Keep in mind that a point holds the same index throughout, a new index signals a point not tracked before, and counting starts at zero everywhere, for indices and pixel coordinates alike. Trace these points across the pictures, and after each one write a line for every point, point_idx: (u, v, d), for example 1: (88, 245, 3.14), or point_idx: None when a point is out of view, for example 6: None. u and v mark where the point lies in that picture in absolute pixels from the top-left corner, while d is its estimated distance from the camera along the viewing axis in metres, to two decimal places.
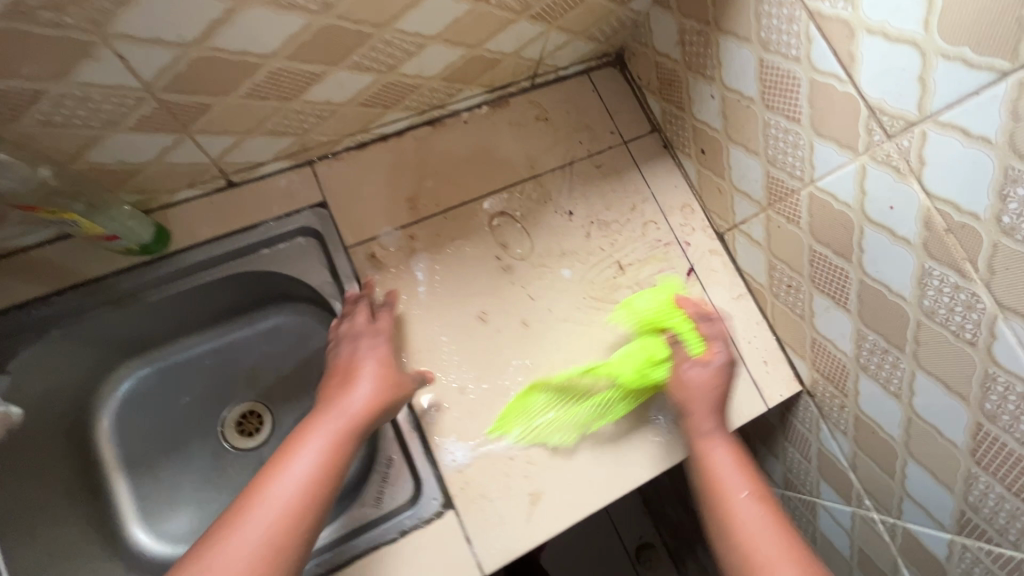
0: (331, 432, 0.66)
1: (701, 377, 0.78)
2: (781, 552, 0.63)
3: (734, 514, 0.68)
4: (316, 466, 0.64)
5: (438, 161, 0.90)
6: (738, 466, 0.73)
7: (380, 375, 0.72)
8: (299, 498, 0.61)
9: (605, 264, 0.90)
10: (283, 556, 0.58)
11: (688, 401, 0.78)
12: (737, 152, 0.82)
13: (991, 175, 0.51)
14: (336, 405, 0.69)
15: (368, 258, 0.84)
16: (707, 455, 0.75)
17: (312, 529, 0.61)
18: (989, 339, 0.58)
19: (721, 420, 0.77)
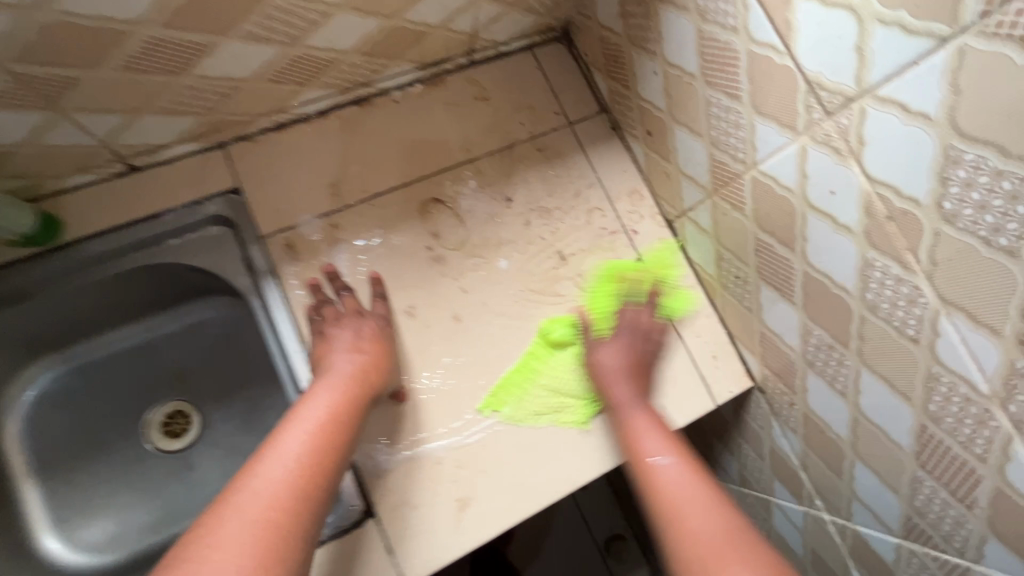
0: (336, 392, 0.68)
1: (614, 353, 0.78)
2: (705, 507, 0.63)
3: (657, 476, 0.68)
4: (323, 422, 0.65)
5: (365, 143, 0.83)
6: (656, 429, 0.72)
7: (377, 342, 0.74)
8: (310, 451, 0.63)
9: (545, 254, 0.84)
10: (303, 503, 0.59)
11: (602, 378, 0.77)
12: (681, 134, 0.76)
13: (931, 154, 0.46)
14: (335, 370, 0.70)
15: (286, 249, 0.78)
16: (624, 421, 0.74)
17: (327, 480, 0.62)
18: (932, 337, 0.53)
19: (634, 386, 0.76)
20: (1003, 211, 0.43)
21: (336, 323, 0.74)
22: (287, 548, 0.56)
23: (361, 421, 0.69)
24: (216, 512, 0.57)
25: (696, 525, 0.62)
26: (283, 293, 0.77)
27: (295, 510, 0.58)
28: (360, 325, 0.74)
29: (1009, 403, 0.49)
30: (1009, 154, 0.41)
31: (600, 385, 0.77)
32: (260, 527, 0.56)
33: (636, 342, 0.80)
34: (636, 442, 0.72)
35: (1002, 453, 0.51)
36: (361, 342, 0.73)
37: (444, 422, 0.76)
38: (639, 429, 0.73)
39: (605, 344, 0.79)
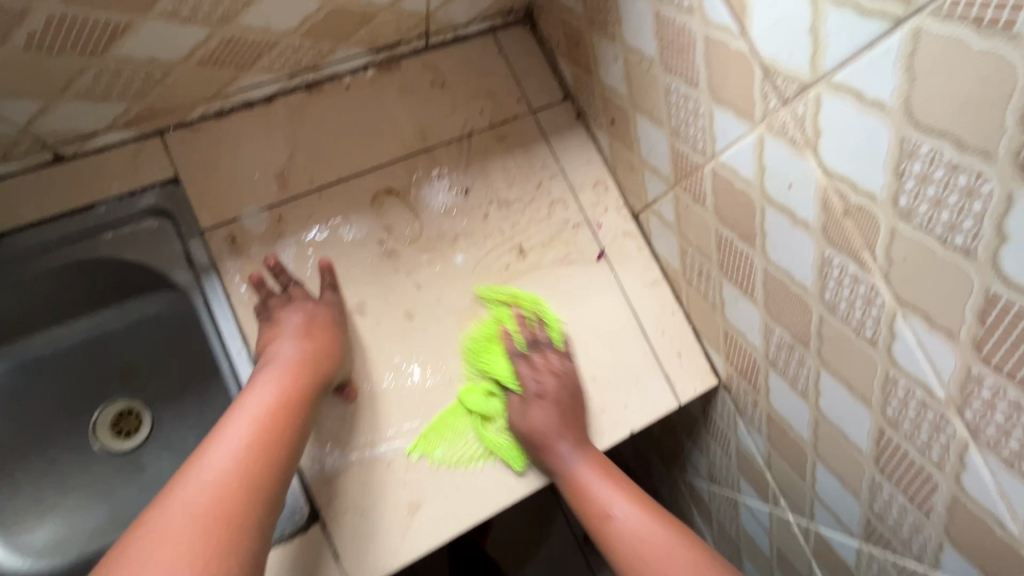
0: (284, 378, 0.63)
1: (544, 410, 0.73)
2: (671, 551, 0.64)
3: (617, 527, 0.68)
4: (272, 407, 0.60)
5: (314, 132, 0.79)
6: (605, 480, 0.72)
7: (330, 327, 0.70)
8: (259, 438, 0.57)
9: (503, 249, 0.81)
10: (255, 495, 0.54)
11: (535, 438, 0.72)
12: (643, 122, 0.73)
13: (886, 145, 0.43)
14: (282, 357, 0.66)
15: (228, 242, 0.74)
16: (571, 477, 0.71)
17: (280, 469, 0.57)
18: (890, 338, 0.50)
19: (574, 439, 0.73)
20: (958, 208, 0.40)
21: (285, 310, 0.70)
22: (239, 544, 0.50)
23: (314, 407, 0.64)
24: (152, 514, 0.50)
25: (668, 573, 0.63)
26: (225, 289, 0.73)
27: (246, 502, 0.53)
28: (312, 310, 0.70)
29: (965, 409, 0.47)
30: (963, 145, 0.38)
31: (534, 444, 0.72)
32: (208, 521, 0.49)
33: (561, 392, 0.74)
34: (587, 496, 0.71)
35: (958, 460, 0.49)
36: (311, 329, 0.68)
37: (395, 424, 0.73)
38: (587, 482, 0.71)
39: (529, 406, 0.74)
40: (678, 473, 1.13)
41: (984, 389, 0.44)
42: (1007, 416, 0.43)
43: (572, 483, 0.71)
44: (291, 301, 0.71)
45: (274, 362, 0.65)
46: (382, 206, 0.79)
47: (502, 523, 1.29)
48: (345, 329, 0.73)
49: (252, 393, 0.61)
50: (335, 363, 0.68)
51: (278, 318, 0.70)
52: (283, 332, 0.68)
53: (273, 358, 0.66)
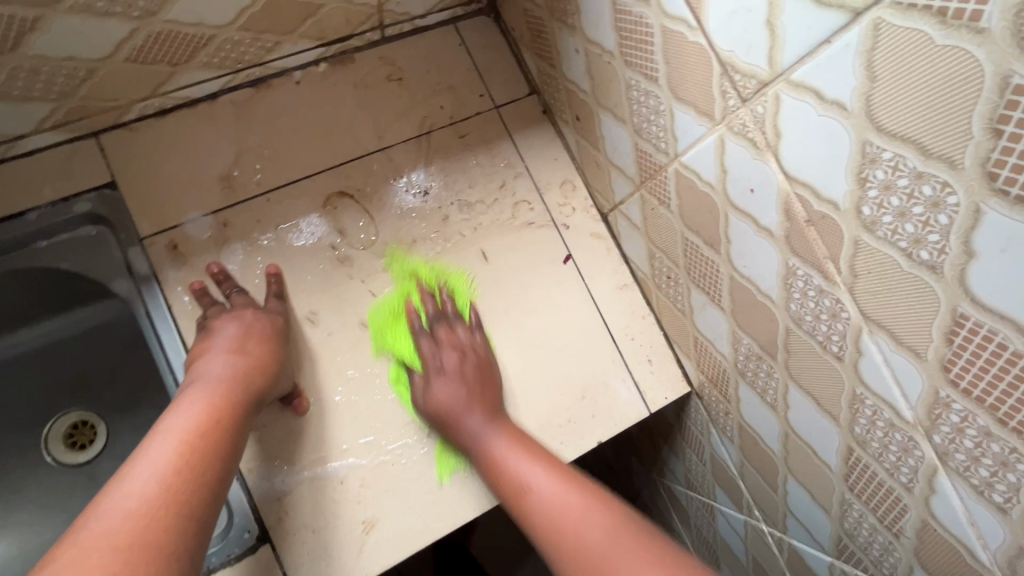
0: (212, 396, 0.59)
1: (447, 386, 0.70)
2: (589, 514, 0.61)
3: (533, 497, 0.64)
4: (199, 428, 0.56)
5: (262, 131, 0.75)
6: (520, 451, 0.66)
7: (266, 338, 0.66)
8: (186, 462, 0.53)
9: (465, 252, 0.77)
10: (184, 517, 0.50)
11: (440, 413, 0.70)
12: (606, 119, 0.69)
13: (847, 149, 0.39)
14: (210, 376, 0.62)
15: (170, 249, 0.70)
16: (484, 451, 0.67)
17: (210, 495, 0.53)
18: (856, 355, 0.47)
19: (483, 409, 0.69)
20: (923, 220, 0.36)
21: (219, 321, 0.67)
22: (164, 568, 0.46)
23: (246, 427, 0.60)
24: (59, 553, 0.44)
25: (586, 543, 0.59)
26: (167, 299, 0.69)
27: (173, 531, 0.48)
28: (248, 322, 0.66)
29: (933, 433, 0.43)
30: (928, 151, 0.35)
31: (444, 418, 0.69)
32: (130, 553, 0.45)
33: (467, 364, 0.72)
34: (500, 471, 0.66)
35: (928, 484, 0.46)
36: (246, 342, 0.65)
37: (348, 438, 0.69)
38: (502, 455, 0.67)
39: (432, 380, 0.71)
40: (657, 477, 1.09)
41: (952, 413, 0.41)
42: (976, 443, 0.40)
43: (486, 459, 0.67)
44: (225, 313, 0.67)
45: (203, 378, 0.61)
46: (334, 209, 0.75)
47: (486, 523, 1.25)
48: (289, 342, 0.69)
49: (177, 412, 0.57)
50: (271, 377, 0.64)
51: (210, 328, 0.66)
52: (213, 348, 0.64)
53: (202, 373, 0.62)
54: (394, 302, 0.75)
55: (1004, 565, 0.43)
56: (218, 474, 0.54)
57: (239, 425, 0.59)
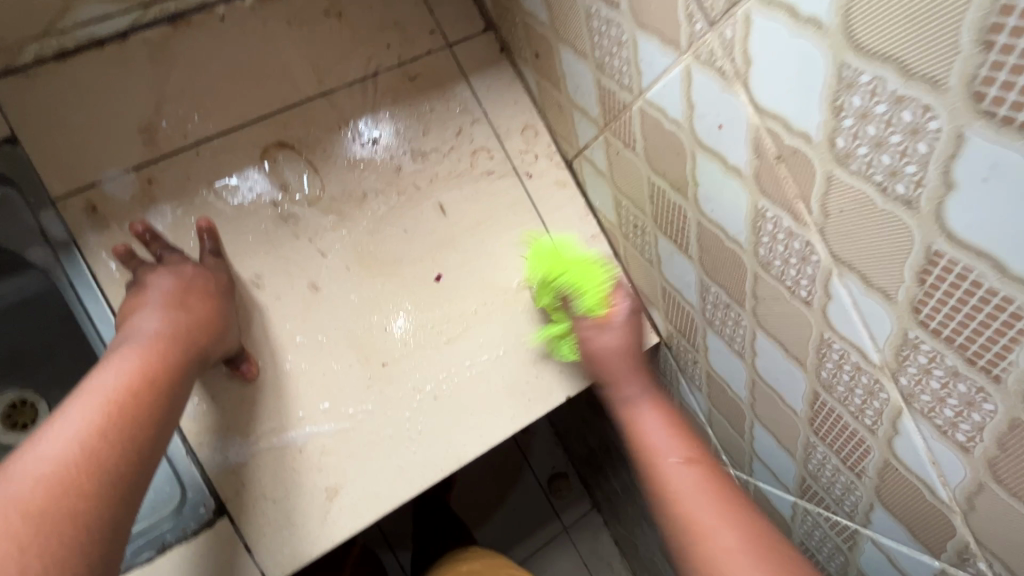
0: (146, 353, 0.54)
1: (617, 334, 0.67)
2: (730, 524, 0.51)
3: (670, 479, 0.57)
4: (130, 387, 0.51)
5: (185, 75, 0.67)
6: (670, 430, 0.61)
7: (209, 295, 0.61)
8: (112, 422, 0.48)
9: (422, 207, 0.72)
10: (110, 487, 0.46)
11: (601, 364, 0.66)
12: (567, 55, 0.63)
13: (822, 75, 0.36)
14: (142, 333, 0.56)
15: (88, 211, 0.63)
16: (631, 414, 0.64)
17: (140, 460, 0.49)
18: (825, 299, 0.45)
19: (642, 376, 0.66)
20: (901, 150, 0.33)
21: (153, 275, 0.61)
22: (84, 543, 0.42)
23: (185, 388, 0.56)
24: None
25: (718, 541, 0.50)
26: (90, 266, 0.63)
27: (94, 497, 0.44)
28: (187, 278, 0.61)
29: (899, 375, 0.42)
30: (909, 72, 0.31)
31: (601, 378, 0.67)
32: (41, 523, 0.41)
33: (632, 331, 0.68)
34: (642, 441, 0.61)
35: (891, 426, 0.46)
36: (187, 299, 0.59)
37: (306, 405, 0.66)
38: (648, 430, 0.62)
39: (606, 326, 0.67)
40: None
41: (919, 354, 0.40)
42: (943, 383, 0.39)
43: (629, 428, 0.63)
44: (161, 268, 0.61)
45: (137, 334, 0.56)
46: (273, 162, 0.69)
47: (465, 479, 1.26)
48: (233, 304, 0.64)
49: (103, 370, 0.52)
50: (215, 335, 0.59)
51: (143, 282, 0.60)
52: (147, 304, 0.59)
53: (136, 328, 0.57)
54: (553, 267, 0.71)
55: (962, 500, 0.43)
56: (150, 439, 0.50)
57: (177, 385, 0.55)
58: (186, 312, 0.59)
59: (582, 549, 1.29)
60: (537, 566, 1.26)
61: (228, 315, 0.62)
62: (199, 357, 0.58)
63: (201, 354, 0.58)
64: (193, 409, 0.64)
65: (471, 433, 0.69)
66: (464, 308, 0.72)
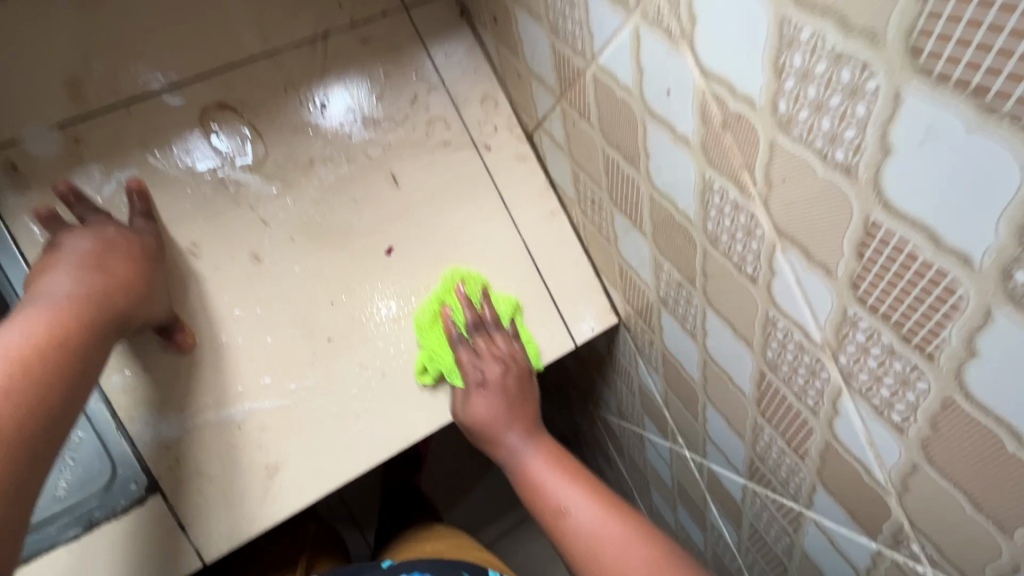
0: (58, 311, 0.50)
1: (486, 401, 0.68)
2: (626, 549, 0.57)
3: (571, 524, 0.61)
4: (36, 346, 0.46)
5: (116, 28, 0.63)
6: (553, 467, 0.67)
7: (132, 257, 0.57)
8: (14, 381, 0.44)
9: (374, 176, 0.69)
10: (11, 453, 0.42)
11: (479, 428, 0.69)
12: (524, 19, 0.60)
13: (764, 31, 0.34)
14: (54, 292, 0.52)
15: (7, 170, 0.59)
16: (523, 471, 0.68)
17: (47, 424, 0.45)
18: (769, 276, 0.44)
19: (524, 426, 0.70)
20: (840, 113, 0.32)
21: (71, 235, 0.57)
22: None
23: (101, 354, 0.52)
24: None
25: (620, 559, 0.57)
26: (9, 229, 0.59)
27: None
28: (110, 239, 0.57)
29: (839, 354, 0.41)
30: (848, 25, 0.29)
31: (483, 437, 0.69)
32: None
33: (505, 376, 0.69)
34: (541, 493, 0.65)
35: (832, 406, 0.45)
36: (107, 261, 0.56)
37: (245, 379, 0.64)
38: (542, 482, 0.66)
39: (466, 394, 0.68)
40: (594, 410, 1.08)
41: (858, 332, 0.39)
42: (880, 362, 0.38)
43: (526, 480, 0.67)
44: (80, 228, 0.57)
45: (44, 294, 0.51)
46: (213, 124, 0.65)
47: (433, 458, 1.27)
48: (162, 270, 0.60)
49: (1, 329, 0.47)
50: (139, 300, 0.55)
51: (59, 243, 0.56)
52: (60, 263, 0.55)
53: (44, 288, 0.52)
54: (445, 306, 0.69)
55: (897, 481, 0.42)
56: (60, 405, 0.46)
57: (91, 351, 0.50)
58: (106, 273, 0.55)
59: None
60: (502, 546, 1.26)
61: (152, 279, 0.58)
62: (115, 322, 0.54)
63: (116, 319, 0.54)
64: (124, 382, 0.61)
65: (418, 412, 0.67)
66: (415, 283, 0.69)
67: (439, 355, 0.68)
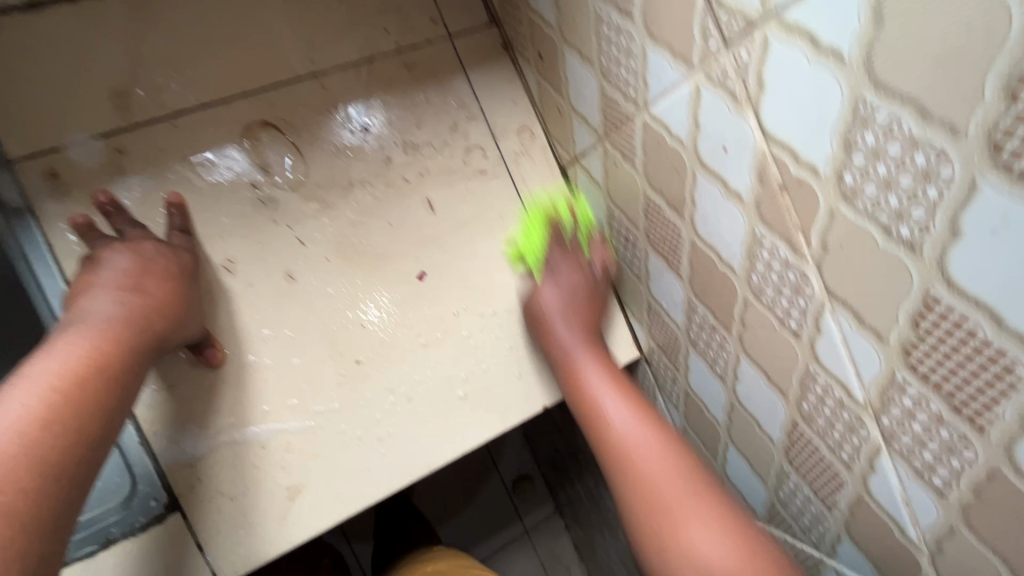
0: (98, 337, 0.49)
1: (555, 291, 0.68)
2: (667, 471, 0.57)
3: (609, 428, 0.62)
4: (79, 374, 0.46)
5: (166, 41, 0.63)
6: (609, 383, 0.65)
7: (170, 278, 0.56)
8: (60, 413, 0.44)
9: (410, 201, 0.70)
10: (50, 483, 0.41)
11: (537, 309, 0.68)
12: (572, 59, 0.62)
13: (836, 108, 0.35)
14: (96, 315, 0.51)
15: (48, 177, 0.59)
16: (570, 370, 0.66)
17: (89, 457, 0.45)
18: (814, 333, 0.45)
19: (580, 325, 0.68)
20: (910, 192, 0.33)
21: (109, 250, 0.56)
22: (24, 542, 0.39)
23: (139, 375, 0.51)
24: None
25: (661, 490, 0.56)
26: (45, 237, 0.58)
27: (28, 496, 0.40)
28: (148, 257, 0.56)
29: (882, 415, 0.42)
30: (928, 114, 0.30)
31: (535, 318, 0.68)
32: None
33: (580, 284, 0.69)
34: (585, 404, 0.64)
35: (868, 463, 0.46)
36: (144, 280, 0.55)
37: (271, 399, 0.63)
38: (587, 381, 0.65)
39: (540, 285, 0.70)
40: None
41: (905, 397, 0.40)
42: (925, 428, 0.39)
43: (570, 378, 0.66)
44: (118, 243, 0.57)
45: (85, 315, 0.51)
46: (255, 141, 0.65)
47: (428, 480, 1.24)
48: (197, 288, 0.60)
49: (43, 354, 0.47)
50: (176, 321, 0.55)
51: (97, 259, 0.56)
52: (98, 284, 0.54)
53: (87, 308, 0.52)
54: (536, 223, 0.73)
55: (931, 541, 0.43)
56: (97, 431, 0.46)
57: (130, 373, 0.50)
58: (143, 294, 0.55)
59: (541, 551, 1.27)
60: (495, 567, 1.25)
61: (187, 299, 0.57)
62: (152, 342, 0.53)
63: (154, 339, 0.53)
64: (150, 396, 0.61)
65: (443, 437, 0.67)
66: (444, 309, 0.69)
67: (532, 243, 0.72)
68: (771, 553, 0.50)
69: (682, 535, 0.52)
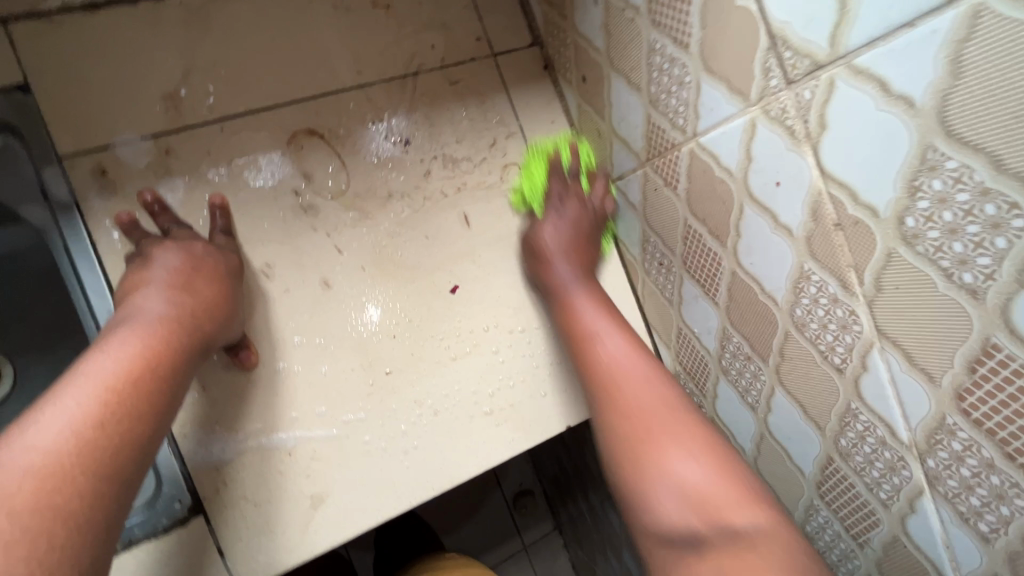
0: (149, 335, 0.49)
1: (555, 229, 0.69)
2: (649, 393, 0.56)
3: (599, 349, 0.61)
4: (131, 373, 0.46)
5: (220, 47, 0.64)
6: (602, 314, 0.65)
7: (218, 279, 0.57)
8: (111, 412, 0.43)
9: (447, 215, 0.70)
10: (105, 484, 0.41)
11: (535, 250, 0.69)
12: (618, 84, 0.63)
13: (903, 153, 0.36)
14: (148, 313, 0.52)
15: (96, 174, 0.59)
16: (565, 297, 0.66)
17: (138, 456, 0.45)
18: (859, 370, 0.45)
19: (576, 263, 0.68)
20: (976, 241, 0.33)
21: (161, 248, 0.57)
22: (82, 543, 0.39)
23: (186, 376, 0.51)
24: None
25: (642, 411, 0.55)
26: (90, 232, 0.59)
27: (85, 495, 0.40)
28: (197, 256, 0.57)
29: (927, 457, 0.42)
30: (1002, 166, 0.31)
31: (534, 255, 0.69)
32: (29, 521, 0.37)
33: (583, 217, 0.70)
34: (573, 320, 0.65)
35: (907, 504, 0.46)
36: (193, 280, 0.55)
37: (300, 406, 0.63)
38: (581, 309, 0.65)
39: (542, 222, 0.70)
40: None
41: (954, 441, 0.40)
42: (974, 473, 0.39)
43: (563, 304, 0.66)
44: (166, 242, 0.57)
45: (137, 312, 0.51)
46: (299, 148, 0.66)
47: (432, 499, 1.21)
48: (241, 290, 0.60)
49: (96, 352, 0.47)
50: (222, 323, 0.55)
51: (148, 255, 0.56)
52: (150, 281, 0.54)
53: (139, 306, 0.52)
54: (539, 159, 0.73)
55: None
56: (148, 430, 0.46)
57: (177, 373, 0.50)
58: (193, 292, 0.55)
59: (539, 568, 1.26)
60: None
61: (231, 300, 0.57)
62: (198, 342, 0.53)
63: (200, 339, 0.53)
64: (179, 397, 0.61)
65: (467, 453, 0.67)
66: (475, 324, 0.69)
67: (534, 183, 0.73)
68: (752, 480, 0.49)
69: (660, 457, 0.51)
